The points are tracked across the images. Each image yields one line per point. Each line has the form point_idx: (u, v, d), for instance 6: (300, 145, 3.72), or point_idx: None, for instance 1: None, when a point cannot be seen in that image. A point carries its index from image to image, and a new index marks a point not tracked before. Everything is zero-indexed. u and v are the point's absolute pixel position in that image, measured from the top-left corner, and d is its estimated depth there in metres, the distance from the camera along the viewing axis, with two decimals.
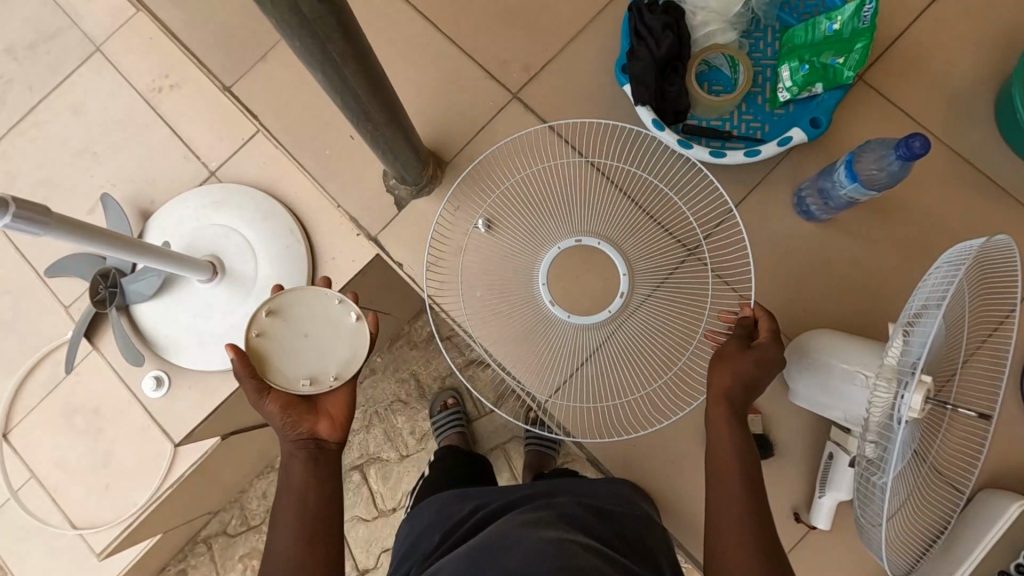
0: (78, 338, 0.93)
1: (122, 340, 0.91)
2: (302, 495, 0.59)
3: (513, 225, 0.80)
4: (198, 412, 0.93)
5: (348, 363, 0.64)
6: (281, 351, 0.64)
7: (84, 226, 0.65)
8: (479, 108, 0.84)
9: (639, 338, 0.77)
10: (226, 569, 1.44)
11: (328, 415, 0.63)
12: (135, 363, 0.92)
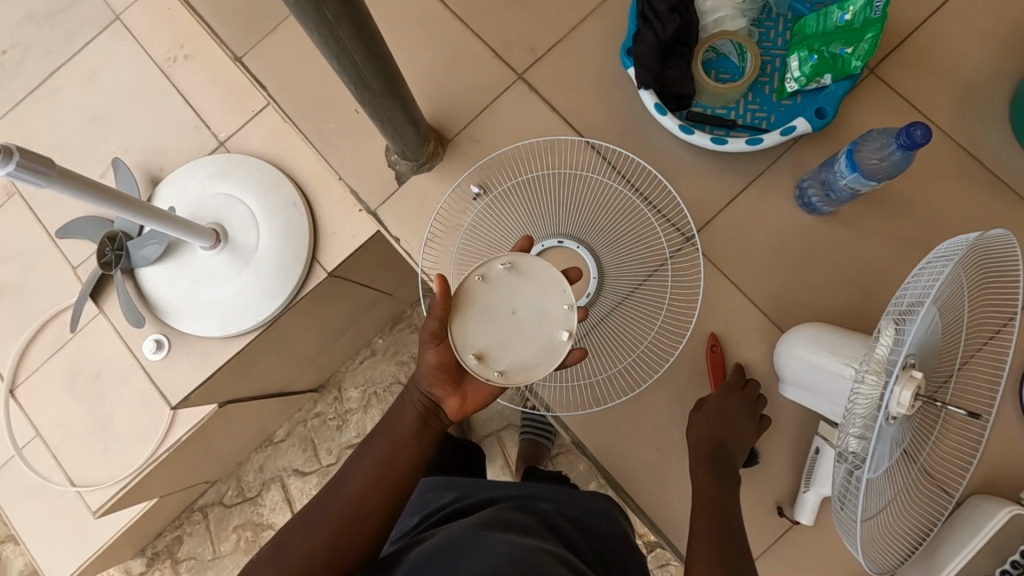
0: (82, 299, 0.95)
1: (125, 303, 0.93)
2: (401, 445, 0.62)
3: (505, 219, 0.80)
4: (195, 377, 0.95)
5: (519, 370, 0.62)
6: (486, 310, 0.63)
7: (93, 185, 0.67)
8: (483, 86, 0.83)
9: (616, 330, 0.76)
10: (220, 539, 1.46)
11: (462, 396, 0.64)
12: (137, 326, 0.94)
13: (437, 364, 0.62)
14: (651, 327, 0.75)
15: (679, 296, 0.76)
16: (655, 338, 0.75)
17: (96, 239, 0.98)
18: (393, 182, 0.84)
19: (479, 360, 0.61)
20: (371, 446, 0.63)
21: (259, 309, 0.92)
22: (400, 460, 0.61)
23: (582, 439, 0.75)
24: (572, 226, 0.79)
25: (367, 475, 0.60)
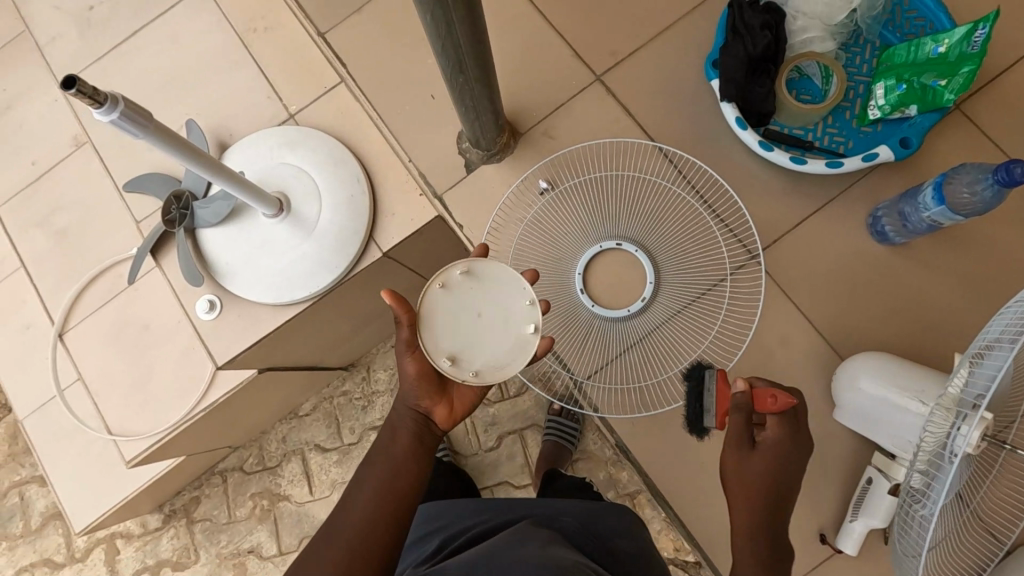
0: (143, 253, 0.97)
1: (185, 261, 0.95)
2: (400, 461, 0.62)
3: (567, 216, 0.81)
4: (244, 339, 0.97)
5: (492, 368, 0.63)
6: (452, 315, 0.65)
7: (179, 140, 0.68)
8: (561, 84, 0.84)
9: (668, 337, 0.75)
10: (236, 504, 1.48)
11: (450, 404, 0.65)
12: (194, 284, 0.96)
13: (417, 374, 0.64)
14: (703, 337, 0.75)
15: (737, 311, 0.75)
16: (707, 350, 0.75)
17: (162, 196, 1.01)
18: (461, 170, 0.85)
19: (452, 363, 0.63)
20: (372, 467, 0.63)
21: (317, 280, 0.94)
22: (403, 478, 0.61)
23: (627, 443, 0.76)
24: (634, 230, 0.79)
25: (367, 496, 0.60)
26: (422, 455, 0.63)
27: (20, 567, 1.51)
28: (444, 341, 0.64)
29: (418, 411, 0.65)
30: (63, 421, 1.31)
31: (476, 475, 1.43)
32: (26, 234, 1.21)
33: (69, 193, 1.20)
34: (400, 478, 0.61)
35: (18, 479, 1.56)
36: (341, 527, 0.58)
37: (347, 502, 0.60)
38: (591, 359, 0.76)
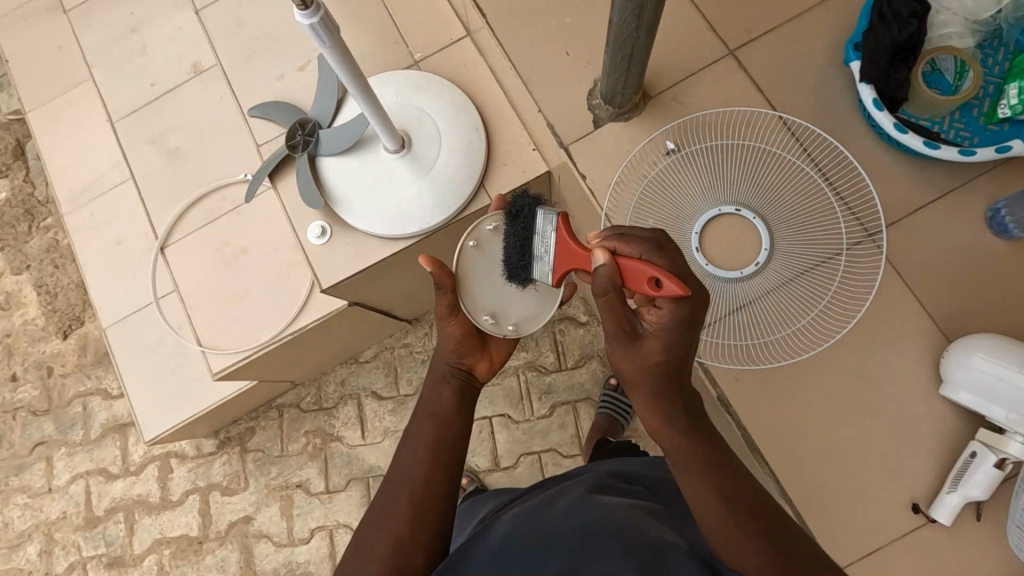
0: (265, 172, 1.02)
1: (306, 184, 1.00)
2: (446, 421, 0.67)
3: (688, 179, 0.84)
4: (349, 266, 1.01)
5: (527, 320, 0.70)
6: (486, 273, 0.70)
7: (347, 54, 0.72)
8: (696, 54, 0.87)
9: (779, 301, 0.78)
10: (290, 440, 1.53)
11: (489, 357, 0.72)
12: (311, 207, 1.01)
13: (460, 334, 0.68)
14: (813, 307, 0.77)
15: (849, 284, 0.77)
16: (816, 318, 0.78)
17: (285, 124, 1.05)
18: (589, 125, 0.88)
19: (495, 321, 0.69)
20: (418, 431, 0.67)
21: (428, 217, 0.98)
22: (449, 433, 0.67)
23: (728, 397, 0.77)
24: (754, 197, 0.82)
25: (418, 453, 0.66)
26: (466, 407, 0.69)
27: (76, 473, 1.57)
28: (479, 299, 0.69)
29: (457, 368, 0.70)
30: (151, 331, 1.36)
31: (526, 439, 1.46)
32: (140, 151, 1.27)
33: (186, 116, 1.26)
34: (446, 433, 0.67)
35: (83, 390, 1.63)
36: (397, 483, 0.64)
37: (401, 458, 0.66)
38: (702, 314, 0.79)
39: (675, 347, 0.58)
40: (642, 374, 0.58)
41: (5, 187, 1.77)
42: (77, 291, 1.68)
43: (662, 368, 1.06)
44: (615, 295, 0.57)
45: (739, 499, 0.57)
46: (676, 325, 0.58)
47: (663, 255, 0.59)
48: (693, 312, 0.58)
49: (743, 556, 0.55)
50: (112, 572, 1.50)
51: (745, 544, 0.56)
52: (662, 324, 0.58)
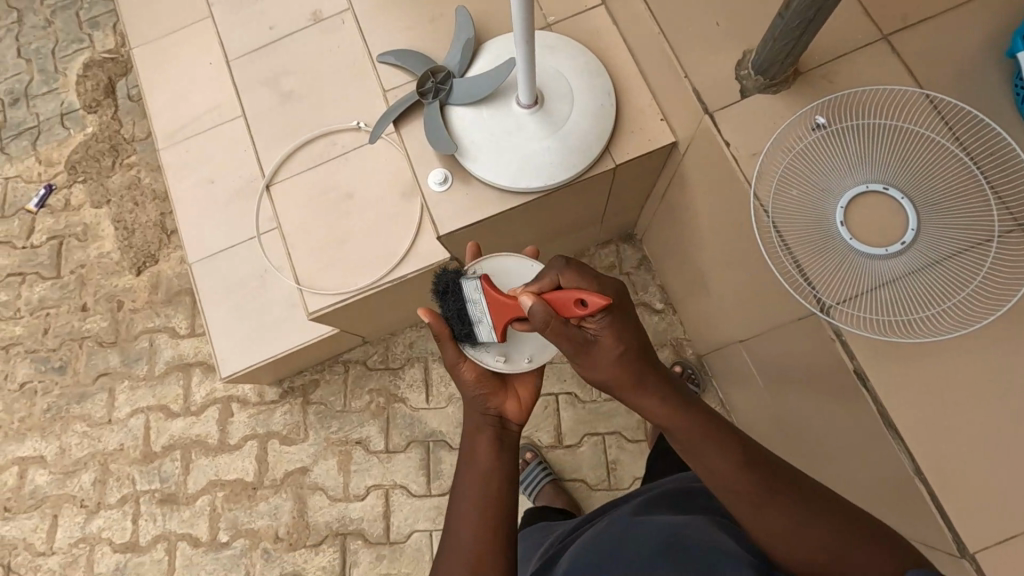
0: (394, 115, 1.04)
1: (436, 129, 1.01)
2: (490, 471, 0.74)
3: (835, 155, 0.85)
4: (467, 215, 1.02)
5: (539, 352, 0.79)
6: None
7: None
8: (848, 37, 0.88)
9: (920, 282, 0.79)
10: (353, 396, 1.53)
11: (516, 395, 0.80)
12: (438, 152, 1.01)
13: (476, 377, 0.77)
14: (961, 288, 0.77)
15: (1000, 271, 0.76)
16: (959, 303, 0.77)
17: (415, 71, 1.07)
18: (734, 95, 0.89)
19: (508, 362, 0.78)
20: (465, 487, 0.74)
21: (552, 173, 0.99)
22: (494, 482, 0.73)
23: (865, 370, 0.78)
24: (901, 178, 0.82)
25: (471, 512, 0.72)
26: (503, 454, 0.76)
27: (137, 407, 1.58)
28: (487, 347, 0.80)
29: (484, 422, 0.77)
30: (246, 268, 1.37)
31: (591, 420, 1.46)
32: (253, 90, 1.28)
33: (305, 60, 1.28)
34: (491, 481, 0.73)
35: (152, 326, 1.64)
36: (456, 549, 0.70)
37: (457, 519, 0.72)
38: (841, 287, 0.80)
39: (624, 333, 0.66)
40: (615, 368, 0.66)
41: (94, 123, 1.80)
42: (154, 230, 1.70)
43: (766, 350, 1.04)
44: (556, 325, 0.64)
45: (750, 461, 0.66)
46: (617, 317, 0.66)
47: (575, 271, 0.67)
48: (620, 303, 0.67)
49: (773, 527, 0.63)
50: (165, 508, 1.51)
51: (768, 517, 0.64)
52: (604, 326, 0.65)
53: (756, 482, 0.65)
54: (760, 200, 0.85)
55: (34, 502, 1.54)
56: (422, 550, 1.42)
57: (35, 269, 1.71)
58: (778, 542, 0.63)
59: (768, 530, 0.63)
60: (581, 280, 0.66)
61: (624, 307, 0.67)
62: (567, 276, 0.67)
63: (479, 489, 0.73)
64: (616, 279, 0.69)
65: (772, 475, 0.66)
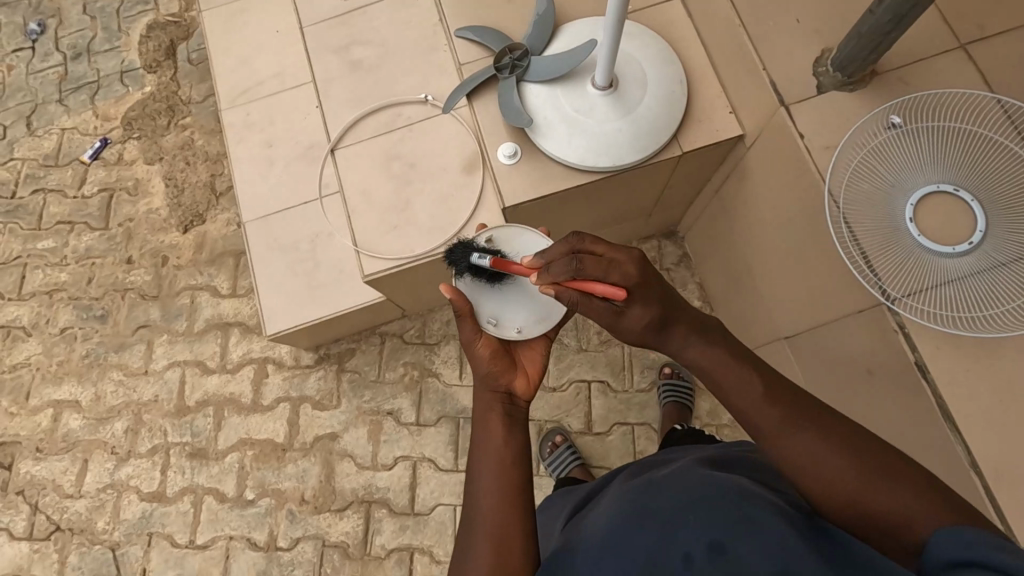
0: (473, 86, 1.12)
1: (511, 103, 1.06)
2: (503, 451, 0.72)
3: (908, 154, 0.87)
4: (533, 189, 1.08)
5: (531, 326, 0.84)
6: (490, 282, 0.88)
7: None
8: (926, 43, 0.90)
9: (985, 281, 0.81)
10: (387, 367, 1.55)
11: (525, 372, 0.80)
12: (511, 124, 1.07)
13: (489, 353, 0.78)
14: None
15: None
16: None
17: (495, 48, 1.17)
18: (810, 93, 0.92)
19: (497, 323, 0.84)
20: (480, 469, 0.72)
21: (621, 154, 1.02)
22: (508, 455, 0.72)
23: (926, 362, 0.81)
24: (973, 180, 0.84)
25: (489, 488, 0.70)
26: (516, 427, 0.74)
27: (174, 361, 1.60)
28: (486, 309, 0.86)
29: (496, 397, 0.76)
30: (305, 229, 1.37)
31: (622, 410, 1.47)
32: (324, 58, 1.29)
33: (377, 31, 1.30)
34: (505, 456, 0.72)
35: (193, 284, 1.66)
36: (476, 523, 0.69)
37: (476, 498, 0.71)
38: (905, 281, 0.83)
39: (652, 304, 0.65)
40: (643, 334, 0.67)
41: (153, 83, 1.82)
42: (204, 190, 1.72)
43: (809, 349, 1.03)
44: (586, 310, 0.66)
45: (776, 397, 0.64)
46: (642, 292, 0.64)
47: (591, 259, 0.64)
48: (642, 276, 0.64)
49: (797, 453, 0.60)
50: (194, 462, 1.53)
51: (792, 444, 0.61)
52: (632, 304, 0.64)
53: (781, 414, 0.63)
54: (832, 192, 0.88)
55: (67, 445, 1.57)
56: (445, 524, 1.44)
57: (84, 219, 1.73)
58: (812, 477, 0.59)
59: (792, 459, 0.61)
60: (593, 266, 0.63)
61: (647, 276, 0.65)
62: (584, 269, 0.63)
63: (494, 469, 0.71)
64: (635, 249, 0.65)
65: (799, 412, 0.63)
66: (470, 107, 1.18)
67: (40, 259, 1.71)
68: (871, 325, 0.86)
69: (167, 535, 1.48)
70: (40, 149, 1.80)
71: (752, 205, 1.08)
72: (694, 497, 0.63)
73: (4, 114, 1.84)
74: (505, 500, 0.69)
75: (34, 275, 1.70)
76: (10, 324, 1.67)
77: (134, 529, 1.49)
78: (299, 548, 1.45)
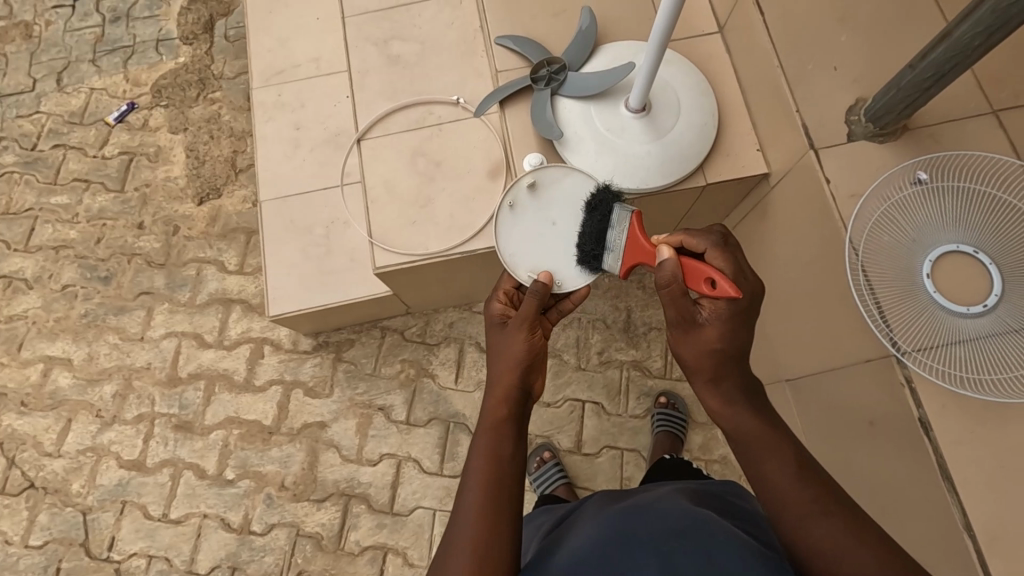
0: (506, 93, 1.13)
1: (545, 114, 1.08)
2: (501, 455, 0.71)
3: (931, 211, 0.88)
4: None
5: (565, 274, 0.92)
6: (531, 227, 0.97)
7: (680, 8, 0.82)
8: (959, 104, 0.90)
9: (996, 344, 0.80)
10: (385, 362, 1.54)
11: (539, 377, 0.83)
12: (540, 133, 1.08)
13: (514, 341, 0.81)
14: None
15: None
16: None
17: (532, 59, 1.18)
18: (839, 140, 0.93)
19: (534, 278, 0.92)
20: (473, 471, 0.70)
21: (648, 177, 1.04)
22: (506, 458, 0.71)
23: (929, 420, 0.81)
24: (992, 244, 0.84)
25: (479, 485, 0.68)
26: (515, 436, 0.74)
27: (172, 330, 1.60)
28: (522, 264, 0.94)
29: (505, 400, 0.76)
30: (322, 214, 1.37)
31: (614, 433, 1.46)
32: (362, 48, 1.31)
33: (417, 29, 1.31)
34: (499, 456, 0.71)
35: (202, 256, 1.65)
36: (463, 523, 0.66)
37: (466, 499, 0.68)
38: (916, 335, 0.83)
39: (728, 334, 0.67)
40: (700, 356, 0.68)
41: (187, 54, 1.84)
42: (225, 164, 1.72)
43: (817, 394, 1.02)
44: (678, 291, 0.68)
45: (798, 483, 0.63)
46: (738, 315, 0.68)
47: (725, 253, 0.71)
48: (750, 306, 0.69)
49: (820, 538, 0.59)
50: (179, 435, 1.51)
51: (817, 529, 0.60)
52: (720, 318, 0.68)
53: (811, 496, 0.62)
54: (853, 241, 0.88)
55: (53, 403, 1.55)
56: (424, 527, 1.42)
57: (101, 179, 1.73)
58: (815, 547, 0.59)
59: (813, 541, 0.60)
60: (724, 265, 0.70)
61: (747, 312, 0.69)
62: (715, 252, 0.71)
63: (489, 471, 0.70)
64: (761, 284, 0.71)
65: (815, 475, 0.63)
66: (500, 113, 1.19)
67: (51, 215, 1.71)
68: (877, 375, 0.87)
69: (140, 506, 1.46)
70: (67, 106, 1.81)
71: (771, 244, 1.09)
72: (667, 529, 0.64)
73: (35, 67, 1.85)
74: (491, 497, 0.68)
75: (43, 229, 1.70)
76: (13, 275, 1.66)
77: (109, 495, 1.47)
78: (273, 534, 1.43)
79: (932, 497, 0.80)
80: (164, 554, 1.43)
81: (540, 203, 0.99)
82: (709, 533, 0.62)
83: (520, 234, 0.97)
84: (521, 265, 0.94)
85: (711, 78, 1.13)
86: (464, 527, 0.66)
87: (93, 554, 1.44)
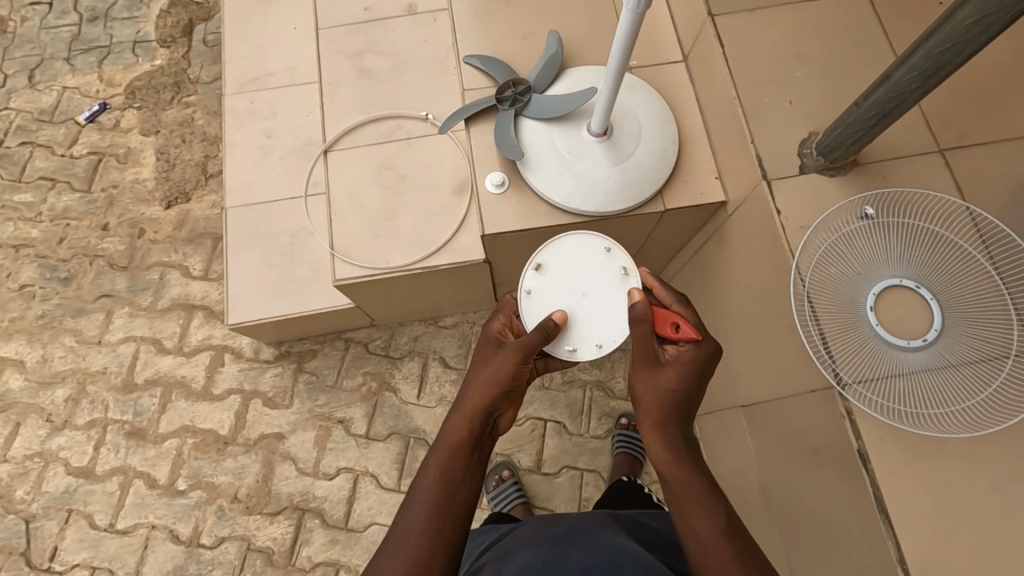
0: (472, 111, 1.14)
1: (508, 133, 1.09)
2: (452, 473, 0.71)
3: (877, 246, 0.90)
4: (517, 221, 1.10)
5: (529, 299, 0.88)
6: (587, 276, 0.91)
7: (635, 36, 0.83)
8: (909, 142, 0.93)
9: (934, 380, 0.82)
10: (347, 374, 1.52)
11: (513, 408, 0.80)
12: (502, 153, 1.09)
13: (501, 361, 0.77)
14: (975, 394, 0.81)
15: (1006, 385, 0.80)
16: (970, 410, 0.80)
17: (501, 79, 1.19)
18: (794, 172, 0.95)
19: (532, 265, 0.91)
20: (423, 482, 0.71)
21: (607, 201, 1.06)
22: (458, 481, 0.71)
23: (868, 452, 0.81)
24: (933, 280, 0.86)
25: (427, 503, 0.69)
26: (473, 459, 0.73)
27: (130, 335, 1.57)
28: (549, 258, 0.92)
29: (472, 419, 0.75)
30: (286, 223, 1.36)
31: (574, 453, 1.46)
32: (335, 60, 1.31)
33: (391, 43, 1.32)
34: (454, 483, 0.70)
35: (166, 261, 1.63)
36: (402, 532, 0.67)
37: (411, 508, 0.69)
38: (859, 367, 0.84)
39: (687, 378, 0.72)
40: (658, 396, 0.72)
41: (164, 57, 1.83)
42: (196, 169, 1.71)
43: (767, 420, 1.03)
44: (647, 330, 0.72)
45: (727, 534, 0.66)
46: (690, 362, 0.72)
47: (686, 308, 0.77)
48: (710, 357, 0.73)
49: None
50: (131, 442, 1.48)
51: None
52: (679, 361, 0.72)
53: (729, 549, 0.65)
54: (800, 270, 0.89)
55: (3, 405, 1.51)
56: (376, 544, 1.39)
57: (68, 178, 1.71)
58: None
59: None
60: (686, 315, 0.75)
61: (710, 359, 0.73)
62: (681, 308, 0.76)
63: (437, 490, 0.69)
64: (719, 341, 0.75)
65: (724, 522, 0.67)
66: (467, 131, 1.20)
67: (14, 212, 1.68)
68: (820, 405, 0.87)
69: (87, 515, 1.42)
70: (37, 103, 1.78)
71: (729, 271, 1.10)
72: (589, 563, 0.66)
73: (8, 62, 1.83)
74: (435, 524, 0.68)
75: (4, 226, 1.67)
76: None
77: (54, 502, 1.43)
78: (222, 547, 1.40)
79: (870, 531, 0.81)
80: (108, 565, 1.38)
81: (607, 279, 0.91)
82: (625, 571, 0.64)
83: (582, 248, 0.93)
84: (548, 253, 0.93)
85: (676, 106, 1.15)
86: (400, 548, 0.66)
87: (33, 564, 1.39)
